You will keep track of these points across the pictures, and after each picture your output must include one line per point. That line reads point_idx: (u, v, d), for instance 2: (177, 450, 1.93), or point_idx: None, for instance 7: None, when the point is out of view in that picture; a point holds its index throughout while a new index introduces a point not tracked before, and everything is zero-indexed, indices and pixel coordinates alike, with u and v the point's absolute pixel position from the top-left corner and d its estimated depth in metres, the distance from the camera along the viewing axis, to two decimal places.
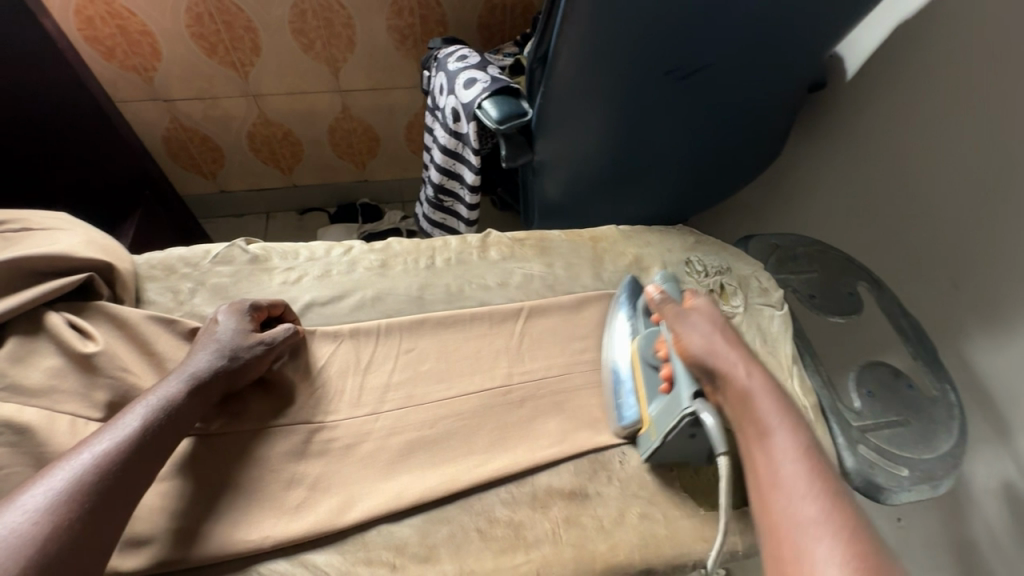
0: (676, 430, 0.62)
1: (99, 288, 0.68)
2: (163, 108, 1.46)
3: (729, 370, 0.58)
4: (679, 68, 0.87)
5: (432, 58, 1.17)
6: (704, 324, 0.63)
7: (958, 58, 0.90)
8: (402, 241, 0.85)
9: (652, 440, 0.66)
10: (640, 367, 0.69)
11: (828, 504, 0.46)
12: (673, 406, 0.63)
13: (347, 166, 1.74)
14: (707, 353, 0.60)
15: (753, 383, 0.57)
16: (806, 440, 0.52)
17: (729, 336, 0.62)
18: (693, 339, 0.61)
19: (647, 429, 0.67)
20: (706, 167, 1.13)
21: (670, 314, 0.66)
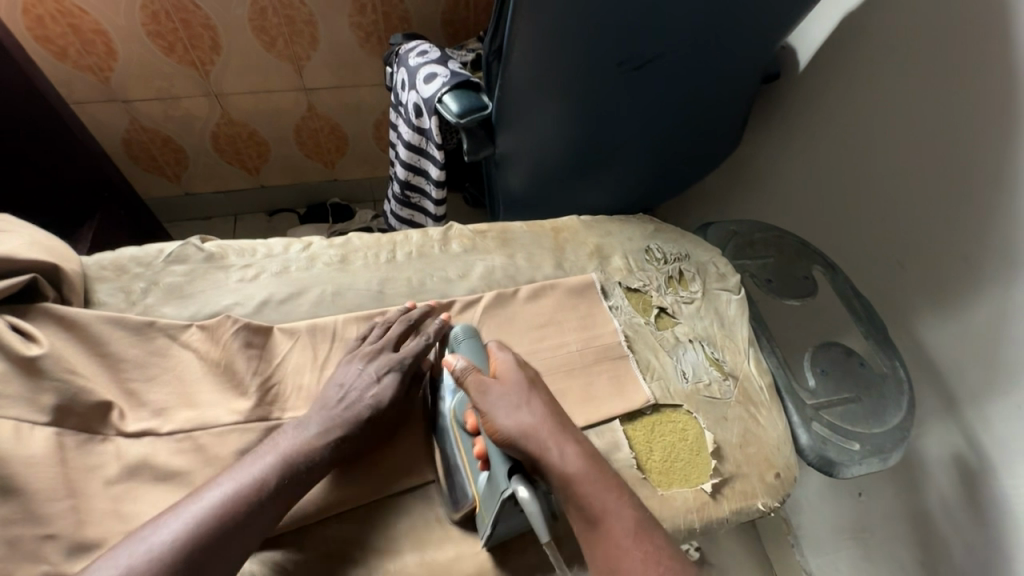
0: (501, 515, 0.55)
1: (44, 289, 0.66)
2: (122, 108, 1.42)
3: (540, 451, 0.52)
4: (631, 59, 0.88)
5: (394, 53, 1.17)
6: (511, 395, 0.56)
7: (901, 45, 0.93)
8: (363, 235, 0.85)
9: (485, 522, 0.58)
10: (459, 437, 0.63)
11: None
12: (494, 489, 0.56)
13: (315, 165, 1.72)
14: (521, 430, 0.53)
15: (568, 458, 0.53)
16: (638, 517, 0.52)
17: (543, 403, 0.56)
18: (500, 420, 0.54)
19: (480, 509, 0.59)
20: (666, 157, 1.14)
21: (472, 386, 0.58)
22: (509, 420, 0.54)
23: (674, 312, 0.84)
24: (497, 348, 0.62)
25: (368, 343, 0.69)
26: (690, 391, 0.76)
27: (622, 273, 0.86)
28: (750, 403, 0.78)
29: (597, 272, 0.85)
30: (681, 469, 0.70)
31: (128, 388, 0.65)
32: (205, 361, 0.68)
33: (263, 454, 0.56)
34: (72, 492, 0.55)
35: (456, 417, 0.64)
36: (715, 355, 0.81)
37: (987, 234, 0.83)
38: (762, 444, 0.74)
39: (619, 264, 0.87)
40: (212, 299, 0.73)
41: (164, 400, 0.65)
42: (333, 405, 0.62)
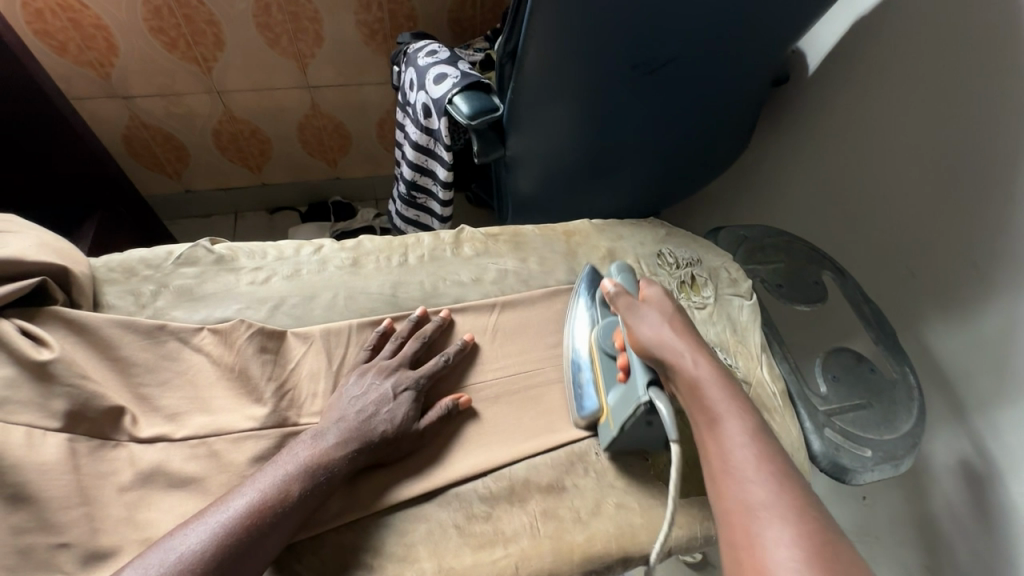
0: (632, 420, 0.62)
1: (53, 292, 0.65)
2: (123, 104, 1.40)
3: (674, 359, 0.56)
4: (645, 63, 0.88)
5: (402, 53, 1.16)
6: (655, 316, 0.61)
7: (913, 52, 0.93)
8: (374, 238, 0.84)
9: (610, 429, 0.66)
10: (597, 358, 0.69)
11: (779, 483, 0.46)
12: (629, 396, 0.63)
13: (318, 163, 1.70)
14: (654, 341, 0.58)
15: (702, 369, 0.55)
16: (748, 415, 0.51)
17: (682, 323, 0.60)
18: (644, 333, 0.59)
19: (606, 417, 0.67)
20: (675, 160, 1.14)
21: (623, 306, 0.64)
22: (652, 329, 0.59)
23: (687, 317, 0.84)
24: (648, 280, 0.67)
25: (382, 357, 0.69)
26: None
27: (635, 278, 0.86)
28: (764, 408, 0.78)
29: (610, 277, 0.85)
30: None
31: (140, 393, 0.64)
32: (218, 365, 0.67)
33: (281, 466, 0.56)
34: (86, 499, 0.54)
35: (593, 344, 0.71)
36: (728, 361, 0.81)
37: (998, 241, 0.83)
38: None
39: (631, 268, 0.87)
40: (223, 302, 0.73)
41: (176, 405, 0.64)
42: (350, 417, 0.61)
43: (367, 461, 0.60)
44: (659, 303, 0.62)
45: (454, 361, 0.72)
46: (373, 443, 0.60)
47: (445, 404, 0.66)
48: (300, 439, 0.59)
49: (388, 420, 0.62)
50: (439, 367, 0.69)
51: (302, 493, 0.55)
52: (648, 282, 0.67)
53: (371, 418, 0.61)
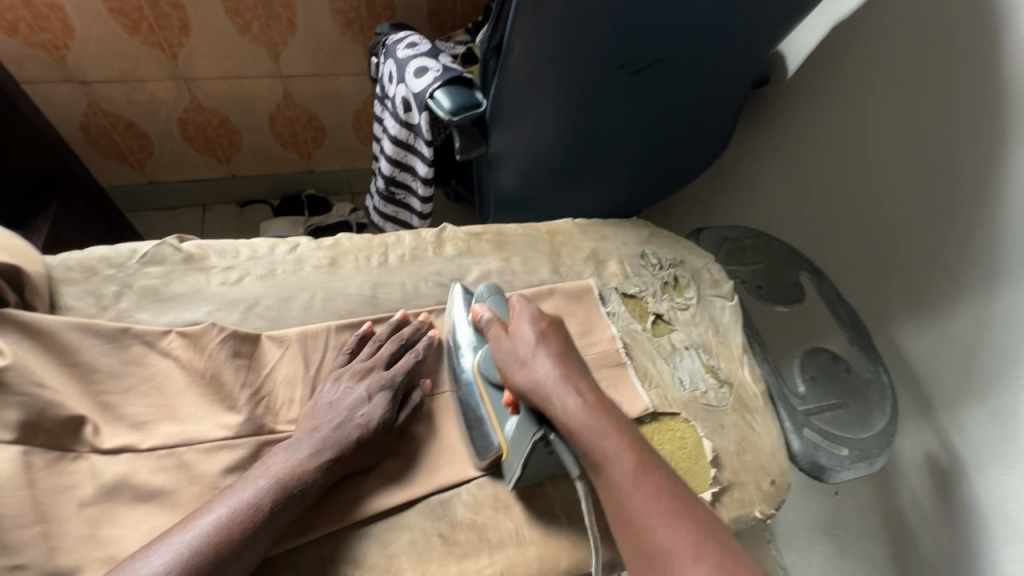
0: (532, 453, 0.59)
1: (4, 294, 0.60)
2: (80, 90, 1.32)
3: (559, 403, 0.56)
4: (632, 62, 0.87)
5: (380, 44, 1.12)
6: (525, 343, 0.61)
7: (888, 59, 0.95)
8: (353, 237, 0.81)
9: (511, 467, 0.61)
10: (484, 389, 0.64)
11: (681, 520, 0.48)
12: (523, 429, 0.59)
13: (291, 155, 1.64)
14: (532, 379, 0.58)
15: (575, 405, 0.55)
16: (642, 459, 0.52)
17: (557, 353, 0.60)
18: (520, 368, 0.59)
19: (508, 456, 0.61)
20: (655, 161, 1.14)
21: (492, 334, 0.64)
22: (538, 368, 0.58)
23: (670, 318, 0.84)
24: (515, 303, 0.67)
25: (358, 360, 0.67)
26: (688, 400, 0.76)
27: (619, 278, 0.86)
28: (745, 409, 0.79)
29: (594, 277, 0.84)
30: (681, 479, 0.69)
31: (102, 401, 0.60)
32: (188, 371, 0.64)
33: (253, 481, 0.54)
34: (43, 517, 0.51)
35: (478, 370, 0.66)
36: (710, 362, 0.81)
37: (968, 244, 0.86)
38: (757, 452, 0.75)
39: (615, 269, 0.86)
40: (192, 304, 0.69)
41: (143, 413, 0.60)
42: (323, 427, 0.59)
43: (343, 470, 0.58)
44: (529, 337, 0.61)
45: (427, 357, 0.71)
46: (349, 450, 0.59)
47: (417, 394, 0.67)
48: (274, 451, 0.57)
49: (362, 425, 0.60)
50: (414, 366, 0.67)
51: (275, 508, 0.53)
52: (514, 300, 0.67)
53: (343, 424, 0.60)
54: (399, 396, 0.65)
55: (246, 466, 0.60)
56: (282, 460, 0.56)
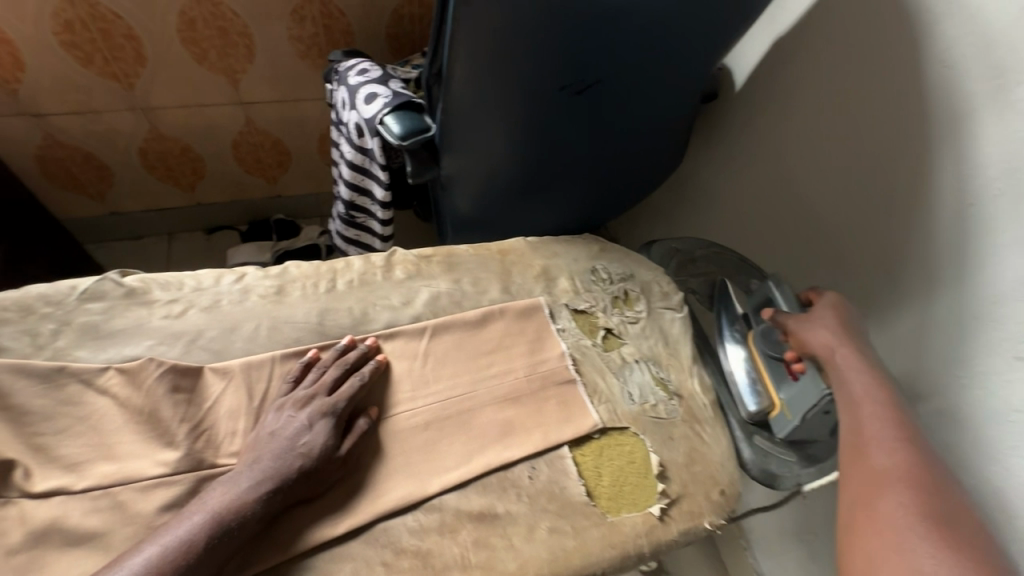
0: (816, 410, 0.74)
1: None
2: (35, 123, 1.32)
3: (836, 366, 0.70)
4: (573, 83, 0.90)
5: (334, 70, 1.14)
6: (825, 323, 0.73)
7: (822, 73, 0.98)
8: (301, 265, 0.81)
9: (789, 419, 0.77)
10: (765, 363, 0.80)
11: (908, 464, 0.59)
12: (806, 392, 0.75)
13: (256, 181, 1.64)
14: (819, 344, 0.72)
15: (824, 341, 0.72)
16: (881, 396, 0.66)
17: (845, 328, 0.73)
18: (814, 337, 0.72)
19: (782, 412, 0.78)
20: (611, 177, 1.16)
21: (788, 319, 0.76)
22: (817, 336, 0.72)
23: (620, 332, 0.85)
24: (815, 293, 0.78)
25: (301, 388, 0.66)
26: (637, 413, 0.76)
27: (569, 295, 0.86)
28: (695, 420, 0.79)
29: (545, 294, 0.85)
30: (629, 493, 0.69)
31: (35, 443, 0.59)
32: (125, 408, 0.63)
33: (188, 517, 0.54)
34: None
35: (752, 349, 0.83)
36: (660, 374, 0.82)
37: (907, 248, 0.88)
38: (706, 462, 0.75)
39: (565, 286, 0.87)
40: (132, 340, 0.68)
41: (77, 454, 0.60)
42: (264, 458, 0.59)
43: (284, 501, 0.58)
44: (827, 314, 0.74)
45: (372, 382, 0.70)
46: (289, 479, 0.58)
47: (363, 422, 0.66)
48: (214, 485, 0.57)
49: (302, 454, 0.60)
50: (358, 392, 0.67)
51: (208, 543, 0.52)
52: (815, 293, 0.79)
53: (284, 454, 0.59)
54: (342, 424, 0.65)
55: (183, 503, 0.59)
56: (222, 493, 0.56)
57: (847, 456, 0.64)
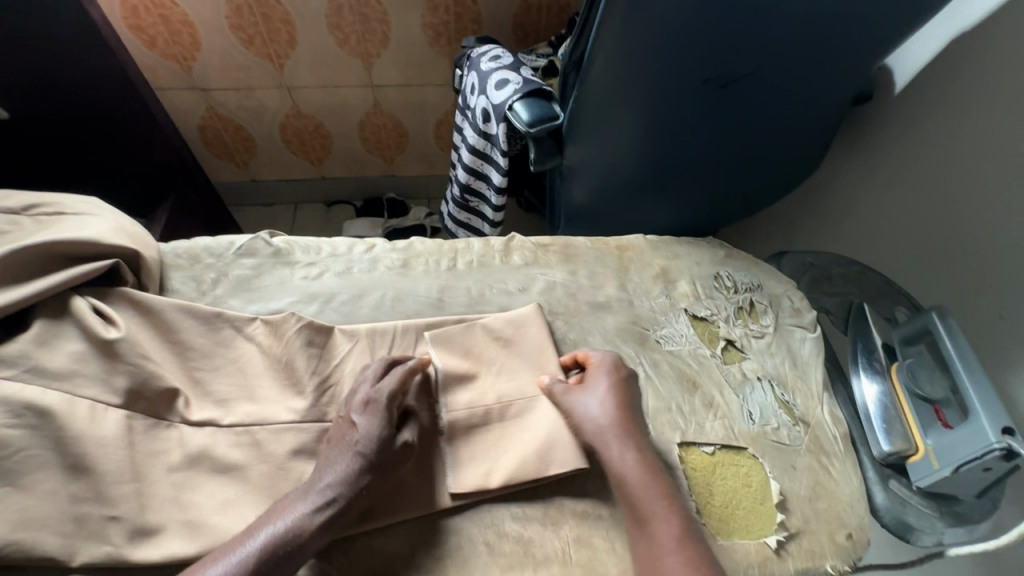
0: (975, 463, 0.65)
1: (124, 274, 0.68)
2: (200, 96, 1.48)
3: (605, 451, 0.62)
4: (718, 76, 0.84)
5: (465, 56, 1.16)
6: (601, 392, 0.65)
7: (1014, 77, 0.84)
8: (425, 241, 0.84)
9: (936, 467, 0.68)
10: (909, 402, 0.74)
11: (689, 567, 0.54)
12: (965, 442, 0.66)
13: (375, 160, 1.74)
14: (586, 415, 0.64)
15: (598, 413, 0.64)
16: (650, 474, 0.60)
17: (620, 400, 0.65)
18: (594, 408, 0.64)
19: (928, 459, 0.70)
20: (738, 180, 1.08)
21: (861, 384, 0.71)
22: (589, 410, 0.64)
23: (742, 346, 0.79)
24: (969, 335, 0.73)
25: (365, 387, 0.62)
26: (756, 435, 0.71)
27: (689, 299, 0.82)
28: (822, 452, 0.72)
29: (663, 297, 0.82)
30: (743, 519, 0.64)
31: (194, 377, 0.66)
32: (266, 356, 0.69)
33: (260, 526, 0.52)
34: (137, 476, 0.57)
35: (896, 386, 0.77)
36: (785, 397, 0.76)
37: None
38: (833, 500, 0.68)
39: (685, 289, 0.83)
40: (277, 295, 0.75)
41: (226, 392, 0.66)
42: (328, 465, 0.57)
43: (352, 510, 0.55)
44: (601, 382, 0.66)
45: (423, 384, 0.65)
46: (355, 481, 0.55)
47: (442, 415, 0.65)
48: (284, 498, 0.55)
49: (360, 453, 0.57)
50: (401, 385, 0.62)
51: (284, 555, 0.50)
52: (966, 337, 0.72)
53: (343, 455, 0.57)
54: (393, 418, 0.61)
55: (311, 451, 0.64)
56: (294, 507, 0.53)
57: (632, 528, 0.59)
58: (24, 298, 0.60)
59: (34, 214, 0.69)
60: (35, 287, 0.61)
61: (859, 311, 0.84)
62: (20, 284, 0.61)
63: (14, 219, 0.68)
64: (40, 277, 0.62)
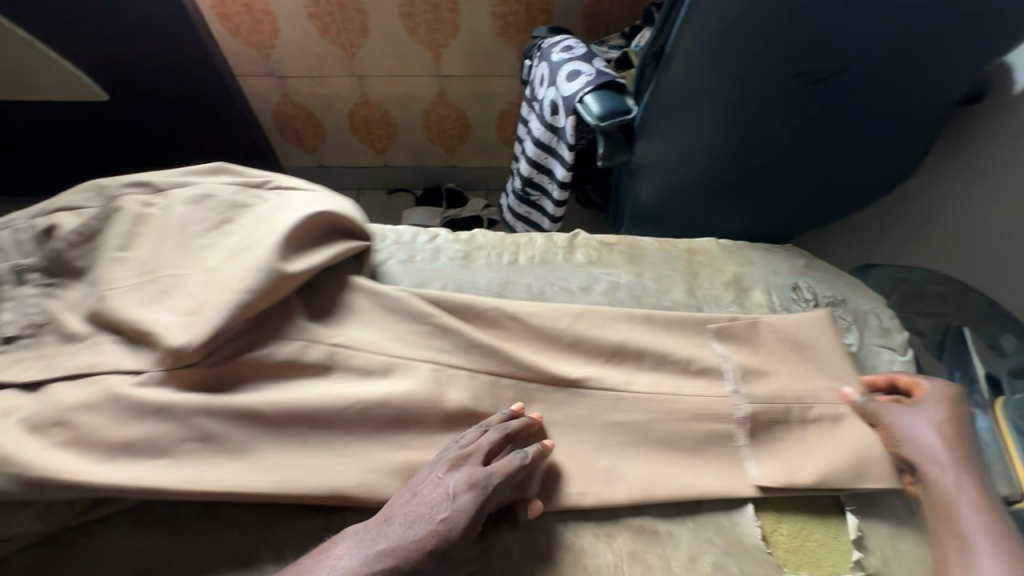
0: None
1: (367, 257, 0.75)
2: (277, 83, 1.54)
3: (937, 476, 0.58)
4: (812, 71, 0.78)
5: (535, 47, 1.14)
6: (930, 417, 0.62)
7: None
8: (487, 234, 0.83)
9: None
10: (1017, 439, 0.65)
11: None
12: None
13: (437, 150, 1.75)
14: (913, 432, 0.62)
15: (931, 438, 0.61)
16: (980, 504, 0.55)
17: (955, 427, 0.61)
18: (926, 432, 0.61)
19: None
20: (825, 187, 1.00)
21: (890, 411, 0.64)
22: (918, 430, 0.62)
23: None
24: None
25: (461, 446, 0.57)
26: None
27: (763, 310, 0.77)
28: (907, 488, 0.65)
29: (735, 306, 0.77)
30: (805, 562, 0.61)
31: None
32: None
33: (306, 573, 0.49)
34: None
35: (1002, 422, 0.67)
36: None
37: None
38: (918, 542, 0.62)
39: (760, 298, 0.78)
40: None
41: None
42: (393, 525, 0.51)
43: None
44: (938, 410, 0.62)
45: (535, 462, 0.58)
46: (415, 561, 0.50)
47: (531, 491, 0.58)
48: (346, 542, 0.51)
49: (438, 532, 0.51)
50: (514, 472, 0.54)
51: None
52: None
53: (419, 522, 0.51)
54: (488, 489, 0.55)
55: None
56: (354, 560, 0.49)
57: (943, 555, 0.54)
58: (317, 263, 0.66)
59: (272, 188, 0.73)
60: (320, 255, 0.67)
61: (957, 335, 0.77)
62: (306, 251, 0.66)
63: (148, 181, 0.69)
64: (315, 250, 0.67)
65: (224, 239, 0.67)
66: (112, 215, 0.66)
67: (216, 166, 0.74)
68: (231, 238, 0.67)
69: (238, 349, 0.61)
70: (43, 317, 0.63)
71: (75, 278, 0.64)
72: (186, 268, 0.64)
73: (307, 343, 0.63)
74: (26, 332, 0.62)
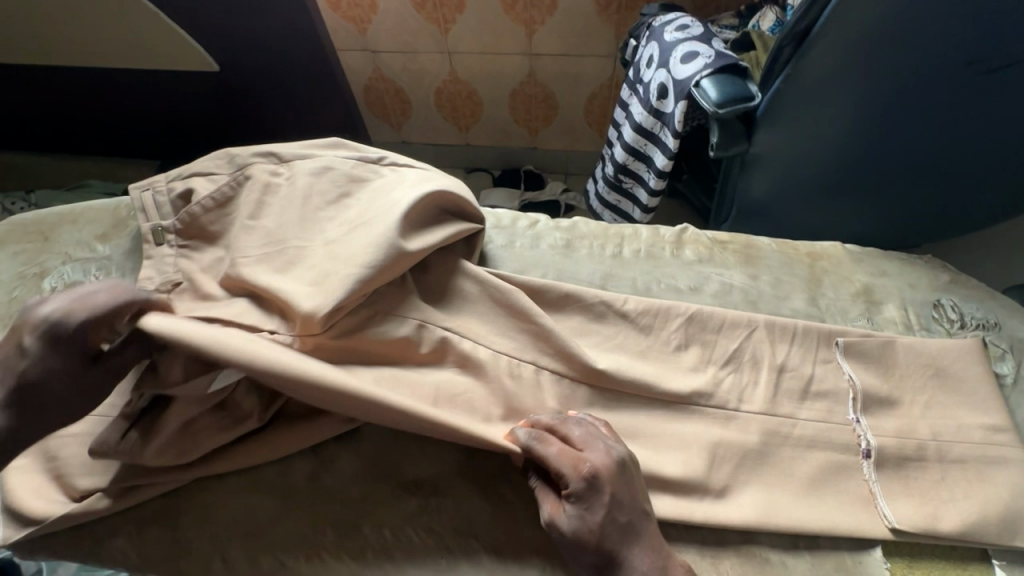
0: None
1: (477, 243, 0.73)
2: (370, 58, 1.55)
3: None
4: (988, 59, 0.68)
5: (645, 25, 1.07)
6: None
7: None
8: (589, 223, 0.80)
9: None
10: None
11: None
12: None
13: (521, 131, 1.72)
14: None
15: None
16: None
17: None
18: None
19: None
20: (975, 199, 0.88)
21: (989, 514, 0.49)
22: None
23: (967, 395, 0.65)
24: None
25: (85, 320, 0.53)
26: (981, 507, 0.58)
27: (896, 327, 0.69)
28: None
29: (864, 320, 0.70)
30: None
31: None
32: None
33: None
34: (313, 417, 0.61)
35: None
36: None
37: None
38: None
39: (893, 315, 0.70)
40: None
41: None
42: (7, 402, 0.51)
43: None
44: None
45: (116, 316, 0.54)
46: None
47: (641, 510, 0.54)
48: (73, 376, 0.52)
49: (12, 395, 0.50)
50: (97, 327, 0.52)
51: None
52: None
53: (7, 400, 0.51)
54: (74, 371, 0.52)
55: None
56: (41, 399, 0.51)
57: None
58: (429, 247, 0.65)
59: (387, 164, 0.74)
60: (432, 239, 0.66)
61: None
62: (421, 232, 0.66)
63: (273, 152, 0.72)
64: (430, 230, 0.67)
65: (344, 213, 0.68)
66: (243, 183, 0.70)
67: (335, 141, 0.76)
68: (350, 212, 0.68)
69: (354, 324, 0.62)
70: (179, 277, 0.67)
71: (208, 242, 0.70)
72: (305, 241, 0.65)
73: (421, 324, 0.63)
74: (163, 288, 0.67)
